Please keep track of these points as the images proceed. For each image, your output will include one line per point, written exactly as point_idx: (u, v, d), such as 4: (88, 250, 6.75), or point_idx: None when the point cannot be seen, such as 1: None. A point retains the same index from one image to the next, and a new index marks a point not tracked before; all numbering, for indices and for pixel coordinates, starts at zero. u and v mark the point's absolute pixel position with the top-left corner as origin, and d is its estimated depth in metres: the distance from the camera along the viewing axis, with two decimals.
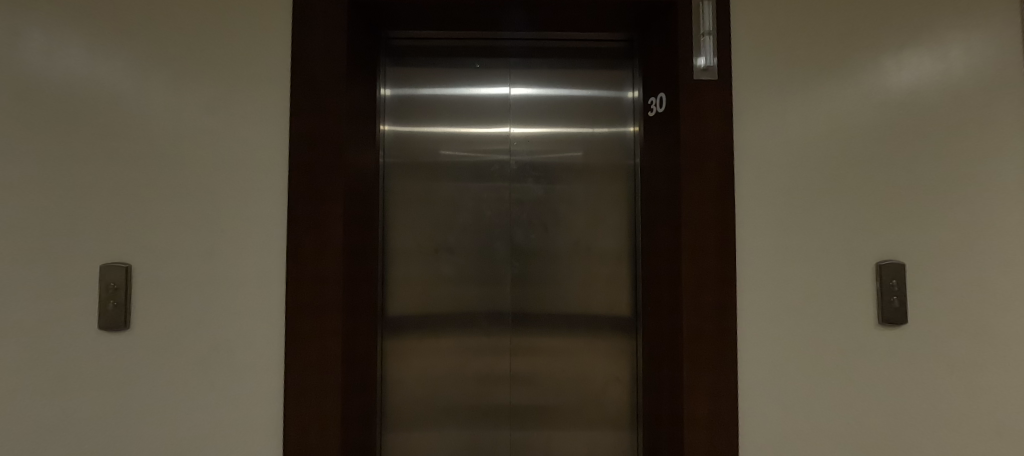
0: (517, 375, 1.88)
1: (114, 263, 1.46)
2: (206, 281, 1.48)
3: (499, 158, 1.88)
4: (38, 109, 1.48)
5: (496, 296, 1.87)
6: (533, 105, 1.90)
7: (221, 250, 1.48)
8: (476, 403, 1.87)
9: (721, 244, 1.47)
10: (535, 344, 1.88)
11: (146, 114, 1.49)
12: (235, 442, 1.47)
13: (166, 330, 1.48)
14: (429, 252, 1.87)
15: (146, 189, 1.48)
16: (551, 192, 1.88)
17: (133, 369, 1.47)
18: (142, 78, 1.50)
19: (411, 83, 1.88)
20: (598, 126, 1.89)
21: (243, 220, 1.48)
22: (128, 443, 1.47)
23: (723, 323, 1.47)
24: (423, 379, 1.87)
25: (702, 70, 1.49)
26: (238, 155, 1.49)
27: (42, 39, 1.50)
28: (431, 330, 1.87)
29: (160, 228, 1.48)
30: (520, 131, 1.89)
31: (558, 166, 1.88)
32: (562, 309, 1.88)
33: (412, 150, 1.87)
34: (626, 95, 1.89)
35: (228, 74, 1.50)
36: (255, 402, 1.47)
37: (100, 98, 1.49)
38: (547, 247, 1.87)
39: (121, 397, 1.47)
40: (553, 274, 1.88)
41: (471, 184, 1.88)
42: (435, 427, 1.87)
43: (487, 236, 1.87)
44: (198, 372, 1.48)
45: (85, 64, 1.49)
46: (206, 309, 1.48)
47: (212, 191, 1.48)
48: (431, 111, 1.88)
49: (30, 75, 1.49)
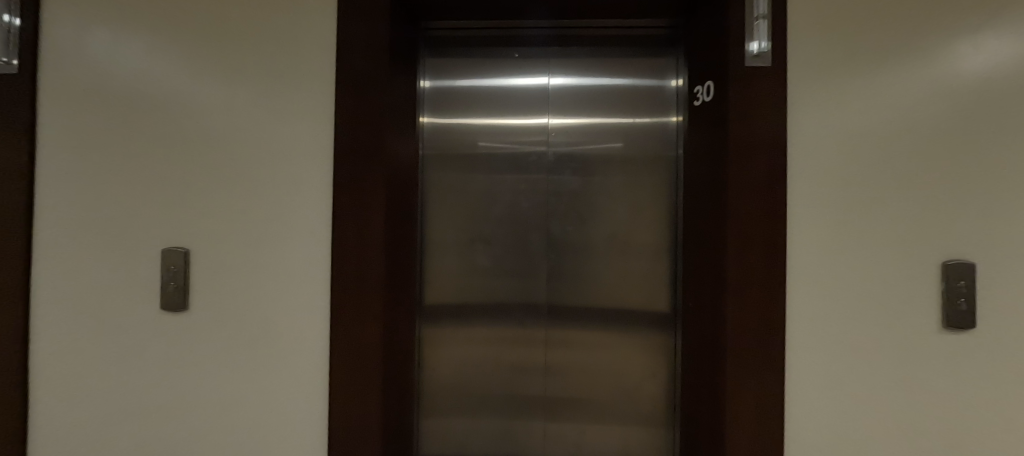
0: (550, 367, 1.88)
1: (174, 248, 1.55)
2: (255, 268, 1.55)
3: (536, 149, 1.87)
4: (105, 104, 1.59)
5: (530, 287, 1.86)
6: (572, 95, 1.86)
7: (269, 237, 1.55)
8: (510, 394, 1.89)
9: (770, 238, 1.41)
10: (568, 338, 1.87)
11: (200, 107, 1.57)
12: (281, 421, 1.54)
13: (220, 313, 1.56)
14: (466, 242, 1.88)
15: (200, 179, 1.56)
16: (587, 183, 1.85)
17: (189, 348, 1.57)
18: (196, 72, 1.57)
19: (448, 74, 1.89)
20: (639, 117, 1.84)
21: (290, 209, 1.54)
22: (184, 416, 1.57)
23: (769, 321, 1.41)
24: (457, 368, 1.89)
25: (754, 56, 1.41)
26: (285, 147, 1.54)
27: (107, 37, 1.60)
28: (466, 321, 1.89)
29: (214, 216, 1.56)
30: (558, 122, 1.86)
31: (597, 158, 1.85)
32: (599, 302, 1.85)
33: (449, 142, 1.88)
34: (669, 83, 1.83)
35: (276, 69, 1.55)
36: (300, 383, 1.53)
37: (159, 92, 1.58)
38: (583, 238, 1.85)
39: (178, 373, 1.57)
40: (588, 266, 1.85)
41: (508, 175, 1.87)
42: (468, 416, 1.89)
43: (523, 226, 1.86)
44: (248, 353, 1.55)
45: (146, 60, 1.58)
46: (254, 293, 1.55)
47: (261, 181, 1.55)
48: (468, 101, 1.88)
49: (98, 71, 1.59)
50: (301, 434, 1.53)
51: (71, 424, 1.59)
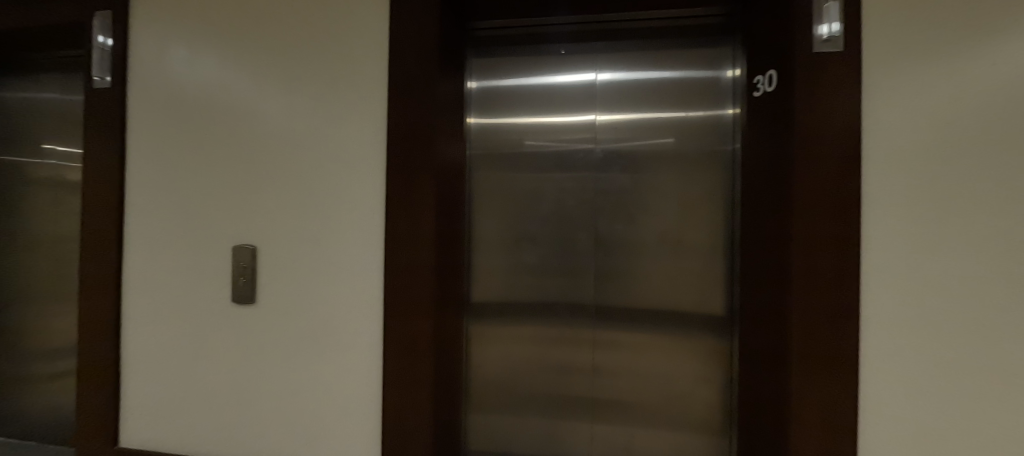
0: (597, 368, 1.84)
1: (243, 245, 1.67)
2: (313, 265, 1.63)
3: (583, 147, 1.84)
4: (188, 114, 1.76)
5: (578, 287, 1.84)
6: (620, 90, 1.82)
7: (326, 236, 1.62)
8: (556, 394, 1.87)
9: (842, 237, 1.31)
10: (617, 340, 1.83)
11: (263, 114, 1.67)
12: (338, 410, 1.62)
13: (283, 307, 1.66)
14: (512, 241, 1.88)
15: (265, 181, 1.67)
16: (637, 180, 1.80)
17: (256, 338, 1.69)
18: (261, 81, 1.68)
19: (495, 74, 1.90)
20: (692, 110, 1.77)
21: (344, 209, 1.61)
22: (253, 400, 1.70)
23: (841, 327, 1.31)
24: (503, 365, 1.90)
25: (825, 40, 1.31)
26: (341, 149, 1.61)
27: (188, 53, 1.77)
28: (512, 319, 1.89)
29: (276, 216, 1.66)
30: (606, 119, 1.83)
31: (647, 154, 1.80)
32: (649, 303, 1.80)
33: (496, 141, 1.89)
34: (725, 74, 1.75)
35: (332, 75, 1.62)
36: (355, 374, 1.61)
37: (230, 102, 1.71)
38: (633, 237, 1.81)
39: (248, 361, 1.70)
40: (638, 266, 1.80)
41: (554, 173, 1.85)
42: (513, 414, 1.90)
43: (569, 225, 1.84)
44: (307, 345, 1.64)
45: (220, 73, 1.73)
46: (313, 288, 1.64)
47: (318, 183, 1.63)
48: (515, 100, 1.89)
49: (182, 84, 1.77)
50: (356, 423, 1.61)
51: (164, 399, 1.80)
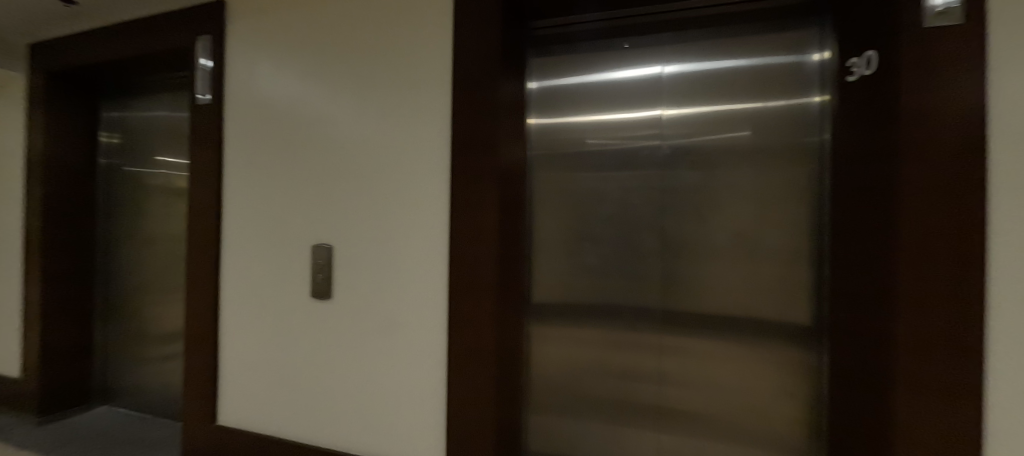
0: (664, 376, 1.75)
1: (321, 244, 1.82)
2: (382, 263, 1.73)
3: (649, 144, 1.76)
4: (276, 125, 1.93)
5: (643, 290, 1.76)
6: (688, 83, 1.72)
7: (394, 236, 1.71)
8: (619, 400, 1.81)
9: (964, 238, 1.14)
10: (686, 347, 1.73)
11: (337, 122, 1.80)
12: (404, 401, 1.71)
13: (356, 302, 1.78)
14: (573, 242, 1.85)
15: (339, 185, 1.80)
16: (708, 177, 1.70)
17: (332, 330, 1.83)
18: (335, 92, 1.81)
19: (555, 73, 1.88)
20: (772, 100, 1.63)
21: (410, 211, 1.69)
22: (329, 387, 1.84)
23: (962, 341, 1.14)
24: (564, 368, 1.87)
25: (940, 13, 1.15)
26: (407, 154, 1.69)
27: (275, 70, 1.94)
28: (573, 322, 1.86)
29: (349, 217, 1.78)
30: (673, 113, 1.74)
31: (719, 150, 1.69)
32: (722, 309, 1.68)
33: (557, 141, 1.87)
34: (811, 58, 1.59)
35: (398, 83, 1.70)
36: (420, 368, 1.68)
37: (310, 113, 1.86)
38: (703, 238, 1.70)
39: (325, 351, 1.84)
40: (710, 269, 1.69)
41: (618, 172, 1.80)
42: (574, 417, 1.86)
43: (634, 226, 1.77)
44: (376, 339, 1.75)
45: (301, 86, 1.88)
46: (382, 286, 1.73)
47: (386, 186, 1.72)
48: (576, 99, 1.85)
49: (270, 98, 1.95)
50: (421, 415, 1.68)
51: (254, 383, 1.99)
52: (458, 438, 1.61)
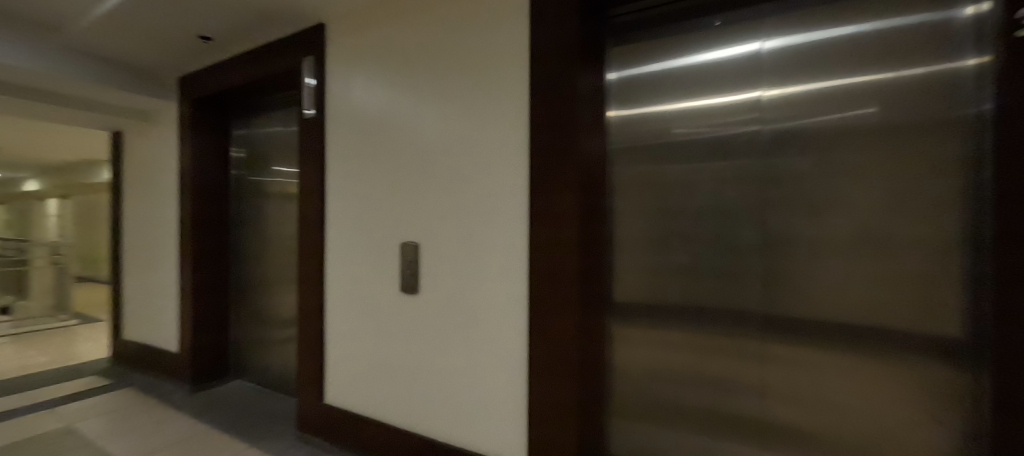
0: (766, 388, 1.57)
1: (408, 242, 1.98)
2: (465, 259, 1.83)
3: (747, 129, 1.58)
4: (370, 134, 2.09)
5: (740, 292, 1.60)
6: (794, 58, 1.52)
7: (476, 233, 1.80)
8: (712, 411, 1.65)
9: None
10: (795, 354, 1.53)
11: (423, 129, 1.94)
12: (487, 390, 1.79)
13: (441, 296, 1.90)
14: (659, 240, 1.73)
15: (425, 187, 1.94)
16: (821, 164, 1.49)
17: (420, 322, 1.97)
18: (422, 100, 1.95)
19: (636, 61, 1.78)
20: (907, 68, 1.37)
21: (490, 209, 1.77)
22: (418, 375, 1.98)
23: None
24: (649, 373, 1.76)
25: None
26: (488, 154, 1.77)
27: (368, 81, 2.10)
28: (659, 325, 1.74)
29: (435, 216, 1.91)
30: (776, 93, 1.54)
31: (835, 131, 1.46)
32: (840, 315, 1.46)
33: (640, 133, 1.77)
34: (963, 13, 1.32)
35: (479, 87, 1.80)
36: (502, 358, 1.75)
37: (399, 120, 2.01)
38: (814, 232, 1.50)
39: (415, 341, 1.99)
40: (821, 267, 1.49)
41: (710, 163, 1.64)
42: (660, 425, 1.75)
43: (730, 221, 1.61)
44: (460, 331, 1.85)
45: (391, 95, 2.04)
46: (464, 281, 1.84)
47: (467, 187, 1.82)
48: (662, 87, 1.73)
49: (364, 109, 2.11)
50: (503, 403, 1.75)
51: (354, 370, 2.18)
52: (540, 424, 1.67)
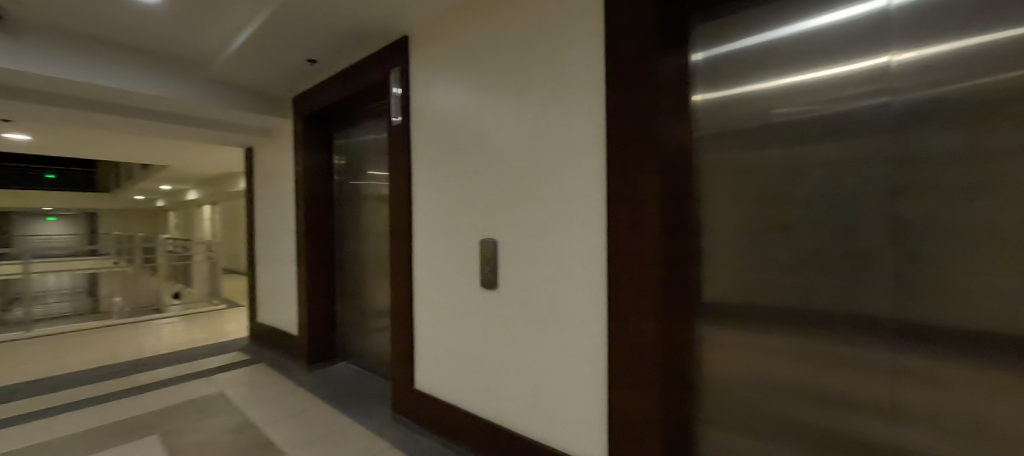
0: (893, 406, 1.33)
1: (487, 239, 2.05)
2: (541, 255, 1.85)
3: (872, 103, 1.35)
4: (453, 135, 2.19)
5: (858, 292, 1.38)
6: (931, 12, 1.27)
7: (552, 228, 1.81)
8: (821, 428, 1.44)
9: None
10: (931, 370, 1.28)
11: (499, 128, 2.00)
12: (564, 385, 1.80)
13: (519, 290, 1.94)
14: (755, 234, 1.56)
15: (502, 185, 1.99)
16: (971, 138, 1.22)
17: (499, 316, 2.03)
18: (498, 99, 2.00)
19: (725, 37, 1.60)
20: None
21: (565, 204, 1.77)
22: (499, 366, 2.05)
23: None
24: (743, 380, 1.59)
25: None
26: (563, 148, 1.77)
27: (450, 85, 2.20)
28: (755, 328, 1.56)
29: (512, 213, 1.96)
30: (909, 57, 1.30)
31: (992, 96, 1.20)
32: (1000, 324, 1.19)
33: (732, 117, 1.59)
34: None
35: (552, 83, 1.79)
36: (580, 353, 1.75)
37: (478, 120, 2.08)
38: (959, 223, 1.24)
39: (495, 334, 2.06)
40: (970, 264, 1.23)
41: (821, 144, 1.43)
42: (755, 438, 1.57)
43: (846, 211, 1.39)
44: (537, 326, 1.88)
45: (469, 97, 2.12)
46: (541, 276, 1.86)
47: (542, 184, 1.84)
48: (761, 62, 1.54)
49: (447, 112, 2.22)
50: (582, 398, 1.75)
51: (441, 358, 2.32)
52: (621, 419, 1.63)
